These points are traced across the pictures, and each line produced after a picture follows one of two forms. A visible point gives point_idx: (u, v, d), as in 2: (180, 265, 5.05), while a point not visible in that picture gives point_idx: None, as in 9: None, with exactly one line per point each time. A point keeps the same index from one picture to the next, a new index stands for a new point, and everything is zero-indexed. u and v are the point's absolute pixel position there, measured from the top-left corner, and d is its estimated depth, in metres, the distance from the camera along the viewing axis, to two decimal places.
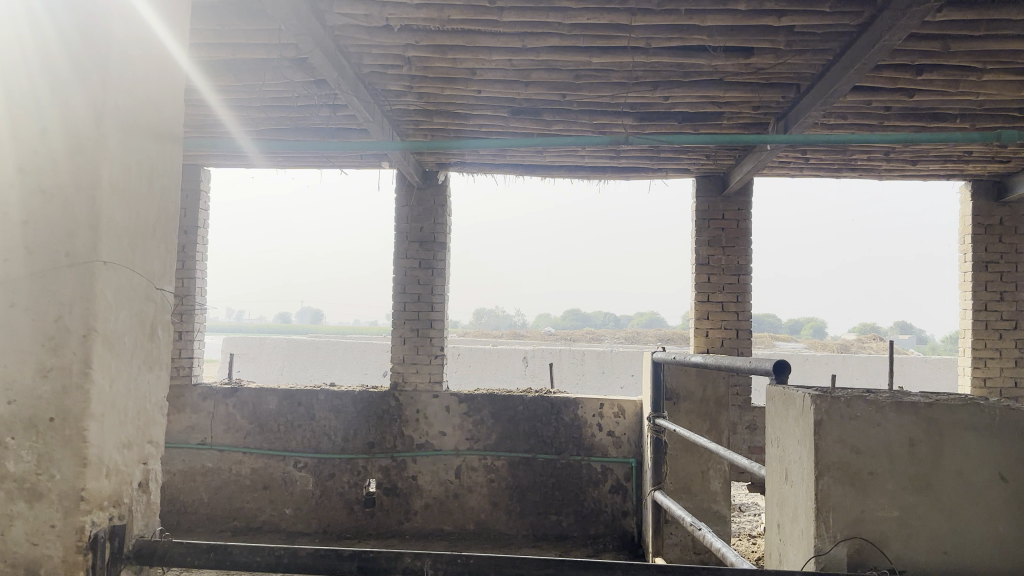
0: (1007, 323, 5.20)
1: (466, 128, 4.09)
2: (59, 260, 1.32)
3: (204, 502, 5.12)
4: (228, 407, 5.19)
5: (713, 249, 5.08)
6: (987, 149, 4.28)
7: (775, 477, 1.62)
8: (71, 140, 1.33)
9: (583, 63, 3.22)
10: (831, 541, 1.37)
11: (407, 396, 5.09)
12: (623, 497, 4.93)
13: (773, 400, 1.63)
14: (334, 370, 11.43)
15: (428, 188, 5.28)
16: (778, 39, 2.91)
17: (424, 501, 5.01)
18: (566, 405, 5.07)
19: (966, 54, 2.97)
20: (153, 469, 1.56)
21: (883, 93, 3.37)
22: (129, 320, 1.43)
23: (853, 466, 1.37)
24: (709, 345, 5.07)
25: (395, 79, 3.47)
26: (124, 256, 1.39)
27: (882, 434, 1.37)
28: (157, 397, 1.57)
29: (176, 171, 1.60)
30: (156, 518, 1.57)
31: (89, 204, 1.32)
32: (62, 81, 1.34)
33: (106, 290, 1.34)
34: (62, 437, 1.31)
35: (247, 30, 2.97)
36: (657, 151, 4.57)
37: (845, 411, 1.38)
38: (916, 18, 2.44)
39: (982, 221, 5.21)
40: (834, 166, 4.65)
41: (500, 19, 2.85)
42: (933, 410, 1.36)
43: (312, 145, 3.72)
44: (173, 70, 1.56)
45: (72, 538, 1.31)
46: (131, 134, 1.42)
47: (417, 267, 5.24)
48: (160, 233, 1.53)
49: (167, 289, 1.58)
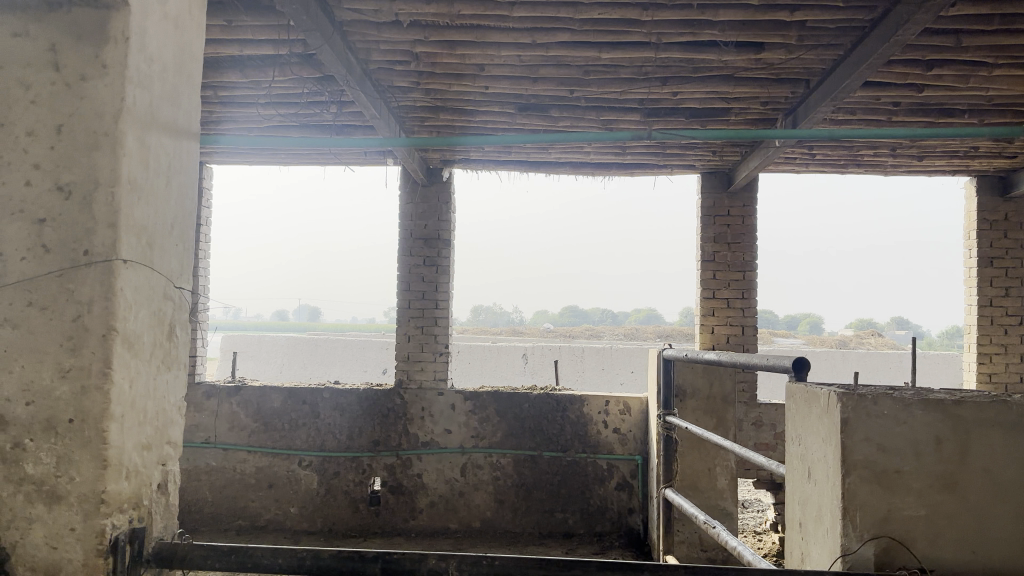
0: (1012, 318, 5.20)
1: (471, 124, 4.07)
2: (78, 259, 1.29)
3: (207, 500, 5.10)
4: (232, 406, 5.16)
5: (719, 245, 5.07)
6: (994, 145, 4.27)
7: (795, 474, 1.60)
8: (89, 136, 1.30)
9: (592, 59, 3.20)
10: (858, 540, 1.35)
11: (413, 394, 5.07)
12: (629, 494, 4.93)
13: (794, 398, 1.61)
14: (334, 368, 11.37)
15: (432, 185, 5.25)
16: (789, 33, 2.89)
17: (429, 499, 5.00)
18: (572, 402, 5.05)
19: (978, 49, 2.96)
20: (172, 470, 1.54)
21: (892, 88, 3.36)
22: (148, 320, 1.40)
23: (880, 465, 1.35)
24: (715, 341, 5.06)
25: (402, 75, 3.44)
26: (142, 255, 1.37)
27: (908, 432, 1.36)
28: (175, 397, 1.55)
29: (192, 168, 1.58)
30: (174, 521, 1.55)
31: (108, 201, 1.30)
32: (79, 77, 1.31)
33: (126, 288, 1.32)
34: (81, 439, 1.29)
35: (255, 26, 2.95)
36: (663, 147, 4.56)
37: (872, 408, 1.36)
38: (931, 13, 2.42)
39: (987, 216, 5.21)
40: (840, 162, 4.64)
41: (510, 14, 2.83)
42: (960, 408, 1.34)
43: (318, 141, 3.69)
44: (189, 65, 1.54)
45: (93, 541, 1.29)
46: (149, 130, 1.39)
47: (421, 264, 5.22)
48: (177, 231, 1.51)
49: (184, 289, 1.56)
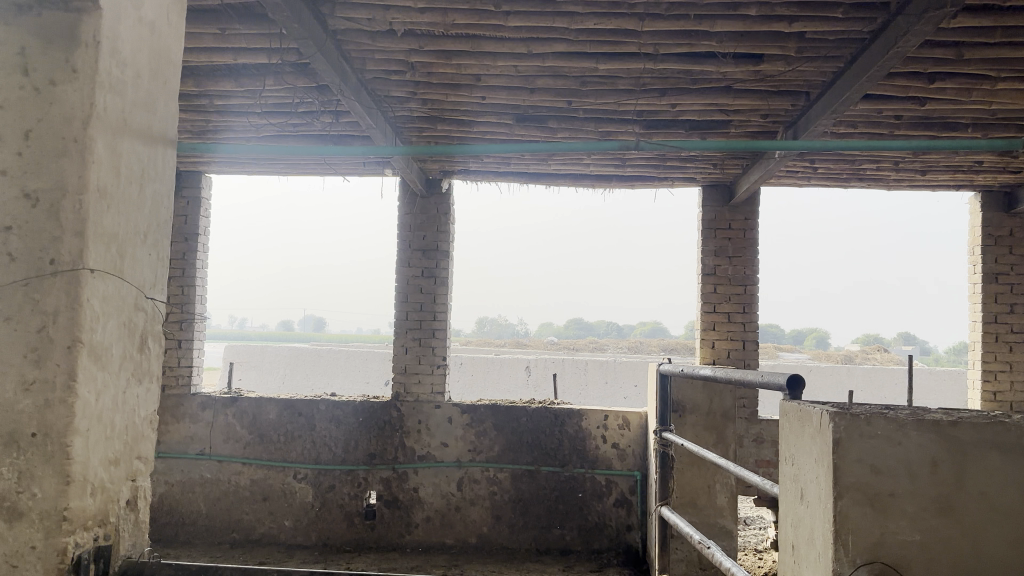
0: (1017, 335, 5.12)
1: (469, 135, 4.05)
2: (43, 268, 1.25)
3: (201, 513, 5.05)
4: (228, 417, 5.12)
5: (720, 259, 5.02)
6: (999, 160, 4.21)
7: (788, 496, 1.42)
8: (57, 142, 1.27)
9: (589, 70, 3.16)
10: (850, 565, 1.15)
11: (410, 407, 5.03)
12: (627, 511, 4.84)
13: (787, 417, 1.43)
14: (335, 379, 11.31)
15: (430, 197, 5.22)
16: (788, 45, 2.86)
17: (425, 514, 4.94)
18: (570, 416, 4.99)
19: (980, 62, 2.91)
20: (142, 486, 1.50)
21: (893, 101, 3.32)
22: (118, 330, 1.36)
23: (872, 488, 1.15)
24: (715, 356, 5.01)
25: (398, 85, 3.43)
26: (111, 264, 1.33)
27: (903, 453, 1.15)
28: (147, 410, 1.51)
29: (169, 178, 1.55)
30: (145, 538, 1.51)
31: (76, 209, 1.25)
32: (48, 81, 1.28)
33: (93, 299, 1.28)
34: (44, 453, 1.24)
35: (248, 34, 2.93)
36: (663, 160, 4.52)
37: (865, 429, 1.16)
38: (931, 23, 2.36)
39: (992, 232, 5.14)
40: (842, 176, 4.59)
41: (505, 24, 2.81)
42: (957, 428, 1.13)
43: (313, 150, 3.67)
44: (165, 71, 1.51)
45: (53, 561, 1.23)
46: (120, 136, 1.35)
47: (419, 275, 5.19)
48: (151, 239, 1.48)
49: (158, 299, 1.53)
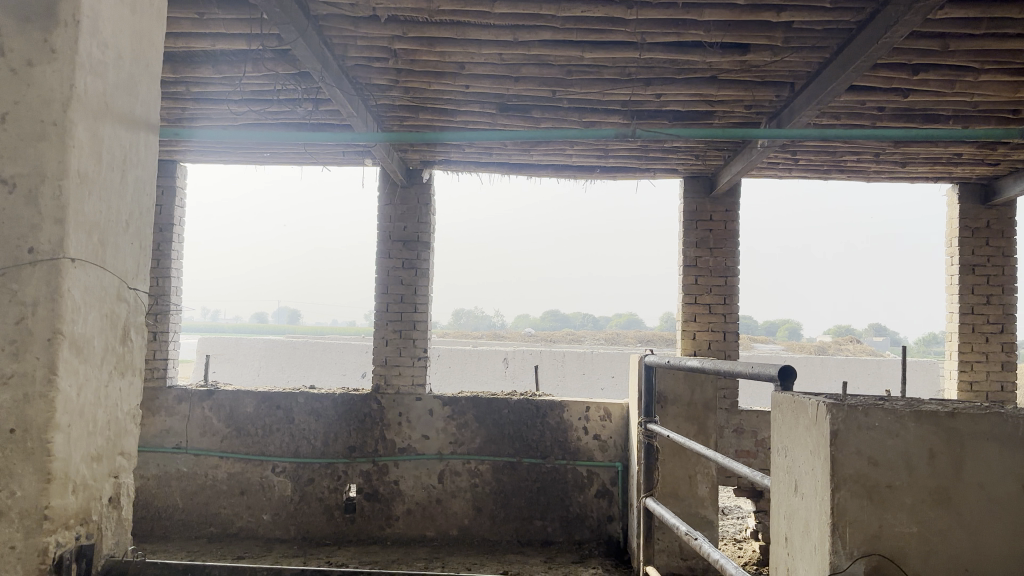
0: (993, 326, 5.25)
1: (452, 124, 4.00)
2: (21, 257, 1.19)
3: (178, 507, 4.95)
4: (204, 410, 5.03)
5: (701, 250, 5.05)
6: (977, 153, 4.29)
7: (781, 488, 1.41)
8: (35, 126, 1.21)
9: (575, 59, 3.15)
10: (848, 558, 1.13)
11: (390, 399, 4.99)
12: (609, 502, 4.86)
13: (780, 408, 1.42)
14: (312, 372, 11.20)
15: (411, 186, 5.17)
16: (775, 35, 2.87)
17: (405, 506, 4.91)
18: (552, 408, 5.00)
19: (964, 54, 2.96)
20: (125, 483, 1.45)
21: (876, 92, 3.36)
22: (99, 322, 1.31)
23: (870, 479, 1.14)
24: (697, 347, 5.05)
25: (380, 73, 3.38)
26: (93, 253, 1.28)
27: (901, 445, 1.14)
28: (130, 405, 1.47)
29: (150, 164, 1.50)
30: (127, 537, 1.46)
31: (56, 196, 1.20)
32: (25, 62, 1.21)
33: (74, 289, 1.23)
34: (23, 451, 1.19)
35: (226, 19, 2.86)
36: (646, 151, 4.53)
37: (862, 420, 1.15)
38: (920, 15, 2.38)
39: (968, 224, 5.26)
40: (823, 168, 4.64)
41: (492, 10, 2.78)
42: (954, 420, 1.12)
43: (290, 138, 3.59)
44: (147, 52, 1.46)
45: (34, 561, 1.19)
46: (101, 121, 1.30)
47: (400, 267, 5.13)
48: (133, 228, 1.43)
49: (141, 290, 1.48)
